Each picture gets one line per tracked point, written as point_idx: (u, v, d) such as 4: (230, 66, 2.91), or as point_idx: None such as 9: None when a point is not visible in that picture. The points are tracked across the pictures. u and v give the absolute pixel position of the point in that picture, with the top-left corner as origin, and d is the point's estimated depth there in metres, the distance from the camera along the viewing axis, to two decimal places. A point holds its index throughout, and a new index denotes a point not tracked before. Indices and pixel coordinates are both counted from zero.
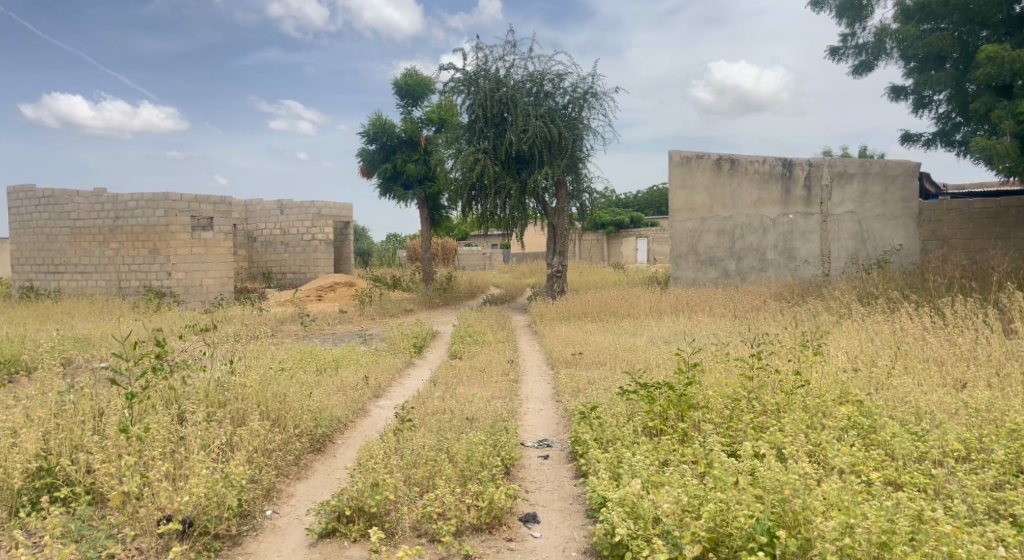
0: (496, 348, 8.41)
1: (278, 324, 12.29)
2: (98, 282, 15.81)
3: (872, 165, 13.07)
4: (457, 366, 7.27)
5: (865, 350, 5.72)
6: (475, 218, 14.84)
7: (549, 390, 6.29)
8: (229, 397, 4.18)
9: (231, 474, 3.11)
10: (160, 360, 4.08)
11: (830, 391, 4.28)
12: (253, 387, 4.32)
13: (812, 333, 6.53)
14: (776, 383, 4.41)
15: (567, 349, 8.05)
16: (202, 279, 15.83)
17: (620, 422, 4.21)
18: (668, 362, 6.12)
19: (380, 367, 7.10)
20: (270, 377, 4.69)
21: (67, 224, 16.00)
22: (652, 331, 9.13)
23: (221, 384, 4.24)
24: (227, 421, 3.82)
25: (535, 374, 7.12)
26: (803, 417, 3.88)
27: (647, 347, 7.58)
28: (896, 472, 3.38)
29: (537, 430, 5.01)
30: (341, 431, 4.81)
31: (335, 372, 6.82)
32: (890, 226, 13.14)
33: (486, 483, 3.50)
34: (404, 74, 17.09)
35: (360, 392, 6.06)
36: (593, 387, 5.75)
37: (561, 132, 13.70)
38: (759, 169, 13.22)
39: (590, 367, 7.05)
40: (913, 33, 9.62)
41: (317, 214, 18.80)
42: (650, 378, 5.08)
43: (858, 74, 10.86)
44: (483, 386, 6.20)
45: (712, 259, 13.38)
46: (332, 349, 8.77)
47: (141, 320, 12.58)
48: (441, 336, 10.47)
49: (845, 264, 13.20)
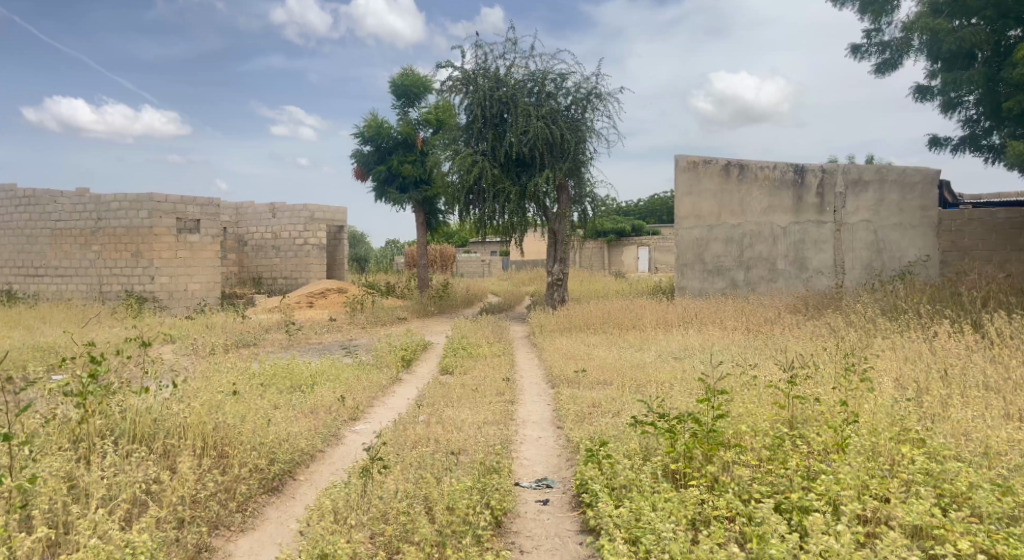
0: (491, 363, 7.72)
1: (262, 332, 11.59)
2: (79, 286, 15.09)
3: (888, 172, 12.41)
4: (447, 384, 6.58)
5: (909, 375, 5.03)
6: (473, 223, 14.17)
7: (549, 414, 5.58)
8: (159, 429, 3.47)
9: (133, 544, 2.40)
10: (89, 384, 3.47)
11: (884, 425, 3.59)
12: (196, 415, 3.60)
13: (844, 353, 5.82)
14: (819, 416, 3.72)
15: (569, 365, 7.35)
16: (187, 283, 15.12)
17: (635, 462, 3.53)
18: (682, 385, 5.43)
19: (362, 386, 6.41)
20: (224, 399, 3.99)
21: (47, 225, 15.30)
22: (660, 346, 8.43)
23: (156, 416, 3.54)
24: (151, 462, 3.10)
25: (534, 394, 6.41)
26: (860, 460, 3.20)
27: (656, 366, 6.89)
28: (990, 539, 2.70)
29: (535, 466, 4.30)
30: (305, 466, 4.10)
31: (311, 391, 6.13)
32: (907, 236, 12.45)
33: (470, 550, 2.79)
34: (400, 73, 16.45)
35: (336, 416, 5.36)
36: (599, 413, 5.07)
37: (563, 133, 13.05)
38: (770, 176, 12.57)
39: (594, 387, 6.37)
40: (944, 26, 8.89)
41: (309, 217, 18.10)
42: (667, 405, 4.38)
43: (881, 73, 10.19)
44: (474, 410, 5.50)
45: (720, 269, 12.68)
46: (313, 362, 8.06)
47: (119, 327, 11.87)
48: (433, 347, 9.78)
49: (861, 275, 12.50)
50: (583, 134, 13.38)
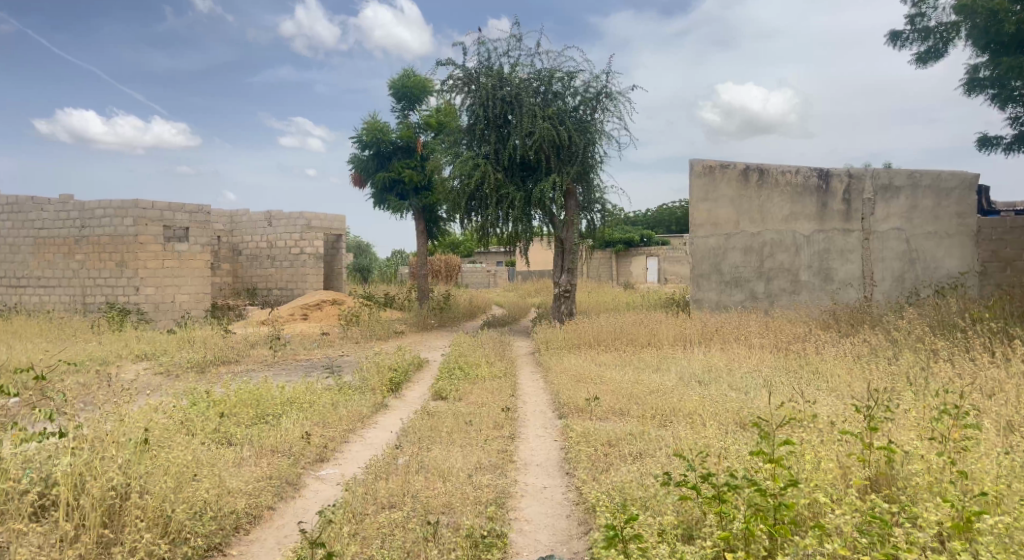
0: (490, 387, 6.79)
1: (246, 348, 10.69)
2: (61, 298, 14.26)
3: (922, 176, 11.42)
4: (438, 413, 5.68)
5: (1005, 412, 4.05)
6: (475, 231, 13.27)
7: (556, 455, 4.65)
8: (9, 503, 2.68)
9: None
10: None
11: (1017, 496, 2.61)
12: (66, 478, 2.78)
13: (910, 386, 4.85)
14: (924, 480, 2.73)
15: (579, 390, 6.41)
16: (175, 295, 14.24)
17: (675, 549, 2.59)
18: (716, 428, 4.49)
19: (337, 417, 5.52)
20: (126, 449, 3.10)
21: (29, 233, 14.50)
22: (681, 367, 7.49)
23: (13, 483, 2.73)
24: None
25: (538, 426, 5.48)
26: (1000, 554, 2.24)
27: (680, 394, 5.95)
28: None
29: (538, 534, 3.37)
30: (241, 533, 3.20)
31: (276, 424, 5.20)
32: (942, 246, 11.47)
33: None
34: (401, 74, 15.68)
35: (296, 461, 4.41)
36: (621, 461, 4.14)
37: (571, 135, 12.17)
38: (792, 181, 11.60)
39: (608, 420, 5.45)
40: (1004, 6, 8.04)
41: (306, 225, 17.26)
42: (707, 457, 3.43)
43: (923, 63, 9.32)
44: (467, 450, 4.58)
45: (739, 280, 11.70)
46: (291, 384, 7.14)
47: (95, 343, 10.99)
48: (428, 366, 8.87)
49: (892, 288, 11.51)
50: (592, 137, 12.48)
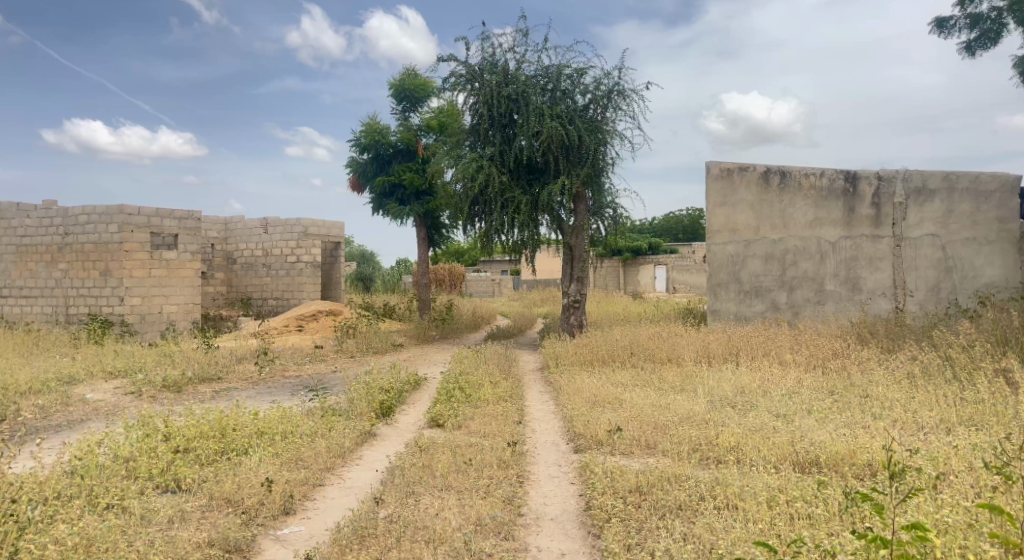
0: (494, 413, 5.92)
1: (231, 364, 9.83)
2: (44, 309, 13.46)
3: (959, 178, 10.51)
4: (430, 448, 4.80)
5: None
6: (478, 238, 12.42)
7: (575, 507, 3.76)
8: None
9: None
10: None
11: None
12: None
13: (1013, 435, 3.90)
14: None
15: (597, 417, 5.53)
16: (162, 306, 13.37)
17: None
18: (771, 477, 3.60)
19: (311, 451, 4.66)
20: None
21: (12, 242, 13.74)
22: (711, 389, 6.59)
23: None
24: None
25: (549, 466, 4.59)
26: None
27: (716, 424, 5.05)
28: None
29: None
30: None
31: (239, 465, 4.35)
32: (982, 254, 10.51)
33: None
34: (401, 73, 14.89)
35: (248, 518, 3.54)
36: (659, 524, 3.24)
37: (581, 135, 11.33)
38: (817, 184, 10.72)
39: (634, 459, 4.56)
40: None
41: (302, 232, 16.33)
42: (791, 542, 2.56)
43: (973, 55, 8.52)
44: (466, 499, 3.71)
45: (760, 290, 10.81)
46: (268, 409, 6.31)
47: (70, 359, 10.16)
48: (427, 386, 8.01)
49: (928, 299, 10.55)
50: (603, 137, 11.63)
